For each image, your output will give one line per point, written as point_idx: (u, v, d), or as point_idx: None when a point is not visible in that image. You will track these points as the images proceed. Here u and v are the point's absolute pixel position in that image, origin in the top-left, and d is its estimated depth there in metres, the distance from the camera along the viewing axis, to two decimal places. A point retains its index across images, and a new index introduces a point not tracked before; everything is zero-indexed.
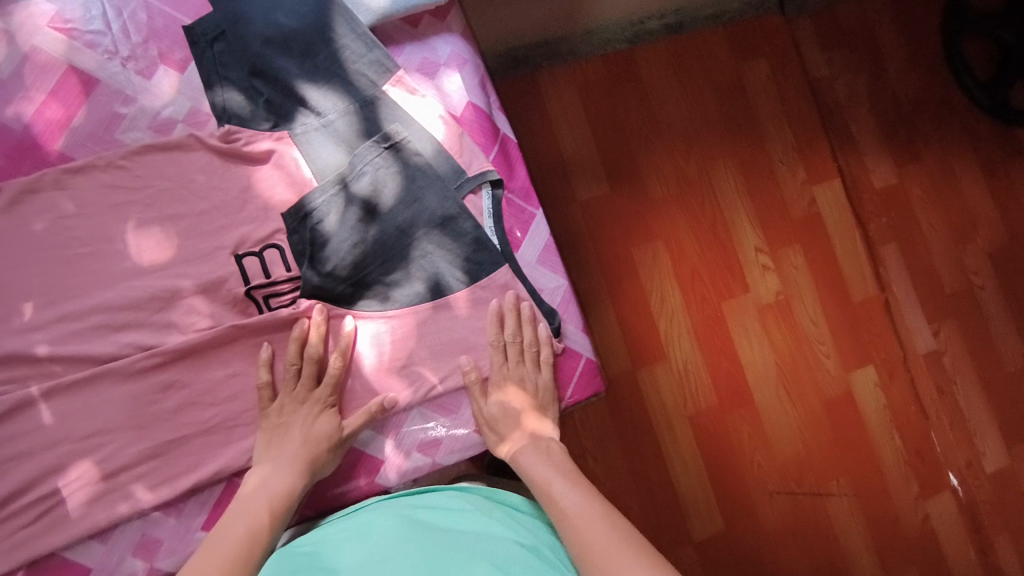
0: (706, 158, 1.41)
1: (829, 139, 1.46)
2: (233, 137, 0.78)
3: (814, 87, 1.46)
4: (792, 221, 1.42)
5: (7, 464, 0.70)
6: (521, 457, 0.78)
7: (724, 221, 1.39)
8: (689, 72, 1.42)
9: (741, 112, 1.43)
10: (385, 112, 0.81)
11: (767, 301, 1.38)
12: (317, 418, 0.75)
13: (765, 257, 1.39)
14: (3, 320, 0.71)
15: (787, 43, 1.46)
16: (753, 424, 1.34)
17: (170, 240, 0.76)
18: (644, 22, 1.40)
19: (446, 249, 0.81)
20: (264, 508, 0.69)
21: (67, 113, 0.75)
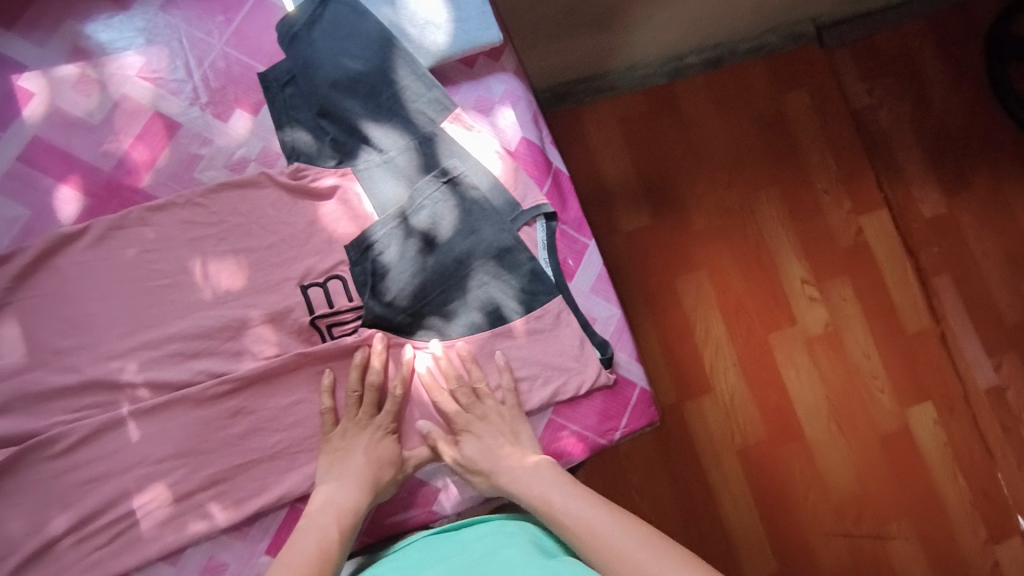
0: (749, 189, 1.41)
1: (876, 168, 1.44)
2: (301, 174, 0.82)
3: (857, 117, 1.46)
4: (839, 251, 1.40)
5: (87, 486, 0.73)
6: (515, 480, 0.76)
7: (769, 252, 1.38)
8: (730, 105, 1.43)
9: (783, 143, 1.43)
10: (443, 148, 0.85)
11: (817, 333, 1.36)
12: (379, 442, 0.77)
13: (812, 288, 1.37)
14: (89, 348, 0.76)
15: (828, 74, 1.46)
16: (806, 460, 1.30)
17: (242, 272, 0.80)
18: (684, 58, 1.43)
19: (502, 279, 0.83)
20: (333, 526, 0.69)
21: (151, 154, 0.81)
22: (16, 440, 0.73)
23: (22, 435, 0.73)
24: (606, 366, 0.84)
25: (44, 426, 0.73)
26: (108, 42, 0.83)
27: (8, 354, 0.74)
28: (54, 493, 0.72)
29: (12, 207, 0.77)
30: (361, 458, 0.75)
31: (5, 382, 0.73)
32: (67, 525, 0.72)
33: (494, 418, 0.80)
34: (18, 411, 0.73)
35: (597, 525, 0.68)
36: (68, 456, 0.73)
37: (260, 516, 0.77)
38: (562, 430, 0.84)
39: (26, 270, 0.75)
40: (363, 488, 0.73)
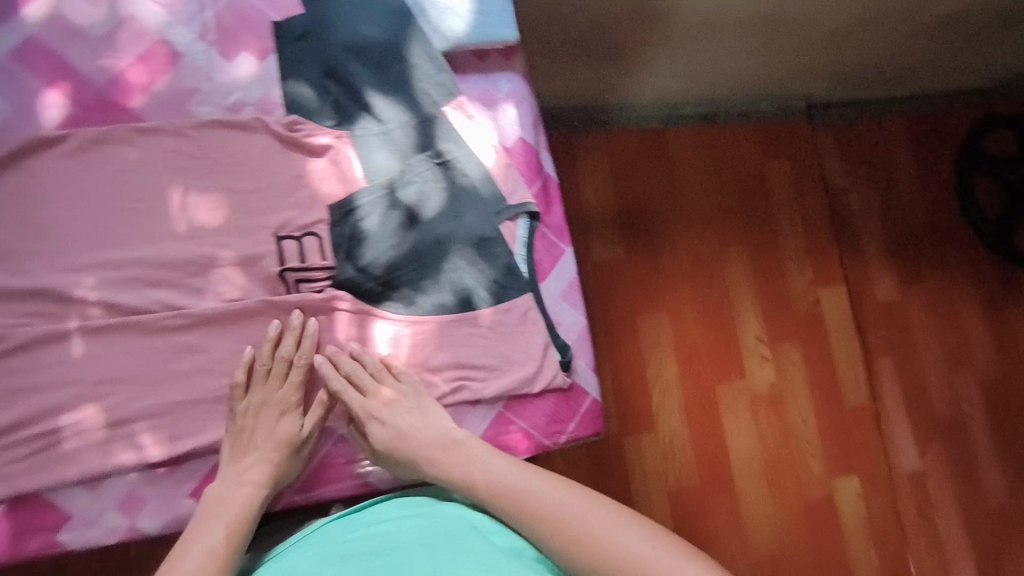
0: (720, 242, 1.46)
1: (840, 246, 1.51)
2: (297, 127, 0.82)
3: (830, 195, 1.53)
4: (795, 317, 1.45)
5: (15, 394, 0.70)
6: (444, 469, 0.75)
7: (729, 305, 1.43)
8: (715, 159, 1.50)
9: (759, 206, 1.49)
10: (442, 130, 0.86)
11: (761, 392, 1.40)
12: (279, 422, 0.75)
13: (764, 347, 1.42)
14: (45, 256, 0.73)
15: (809, 149, 1.54)
16: (732, 512, 1.33)
17: (218, 210, 0.79)
18: (680, 107, 1.49)
19: (478, 268, 0.85)
20: (227, 524, 0.68)
21: (149, 78, 0.79)
22: None
23: None
24: (564, 369, 0.86)
25: None
26: None
27: None
28: None
29: None
30: (263, 444, 0.73)
31: None
32: None
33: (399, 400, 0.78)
34: None
35: (545, 502, 0.69)
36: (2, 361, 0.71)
37: (190, 458, 0.74)
38: (509, 425, 0.84)
39: None
40: (263, 477, 0.72)
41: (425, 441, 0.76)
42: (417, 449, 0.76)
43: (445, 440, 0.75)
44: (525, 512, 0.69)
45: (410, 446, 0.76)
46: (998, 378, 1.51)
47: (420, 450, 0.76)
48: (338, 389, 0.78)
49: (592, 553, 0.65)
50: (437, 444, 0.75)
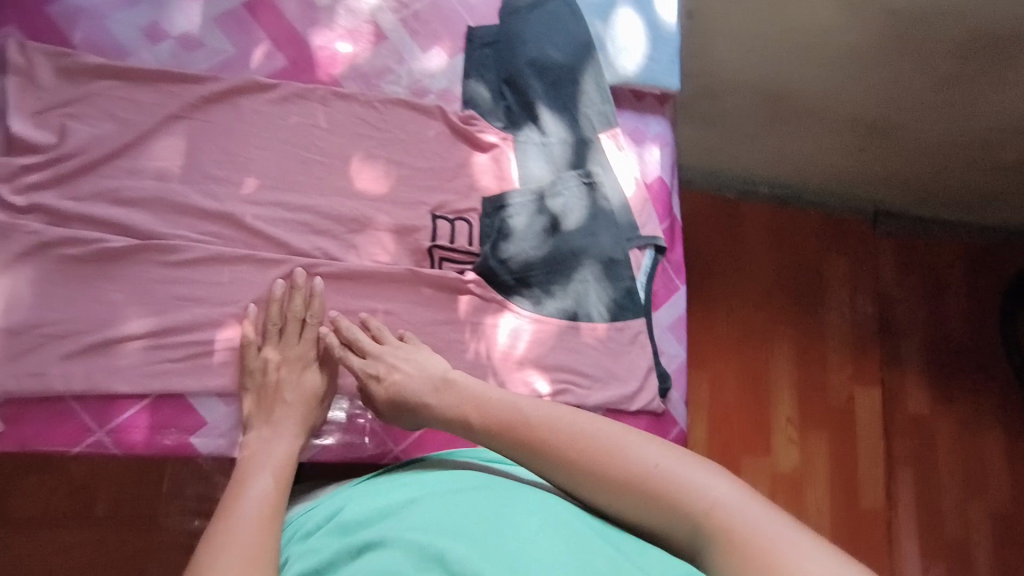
0: (770, 321, 1.51)
1: (881, 350, 1.56)
2: (471, 122, 0.89)
3: (881, 300, 1.59)
4: (827, 409, 1.50)
5: (181, 303, 0.76)
6: (440, 410, 0.70)
7: (767, 383, 1.48)
8: (782, 240, 1.56)
9: (813, 294, 1.55)
10: (594, 154, 0.93)
11: (782, 472, 1.44)
12: (302, 376, 0.75)
13: (793, 430, 1.47)
14: (231, 185, 0.79)
15: (869, 250, 1.61)
16: None
17: (387, 180, 0.85)
18: (757, 185, 1.56)
19: (603, 285, 0.91)
20: (271, 475, 0.64)
21: (354, 51, 0.87)
22: (134, 234, 0.75)
23: (142, 233, 0.75)
24: (661, 395, 0.91)
25: (166, 234, 0.76)
26: None
27: (160, 158, 0.77)
28: (143, 296, 0.74)
29: (222, 41, 0.82)
30: (290, 398, 0.73)
31: (148, 181, 0.76)
32: (141, 329, 0.73)
33: (397, 355, 0.76)
34: (146, 211, 0.76)
35: (545, 431, 0.62)
36: (174, 270, 0.76)
37: None
38: None
39: (211, 96, 0.79)
40: (297, 428, 0.72)
41: (417, 387, 0.72)
42: (418, 393, 0.72)
43: (440, 382, 0.72)
44: (524, 444, 0.63)
45: (406, 392, 0.73)
46: (1011, 514, 1.52)
47: (416, 397, 0.72)
48: (342, 354, 0.77)
49: (610, 480, 0.58)
50: (428, 388, 0.72)
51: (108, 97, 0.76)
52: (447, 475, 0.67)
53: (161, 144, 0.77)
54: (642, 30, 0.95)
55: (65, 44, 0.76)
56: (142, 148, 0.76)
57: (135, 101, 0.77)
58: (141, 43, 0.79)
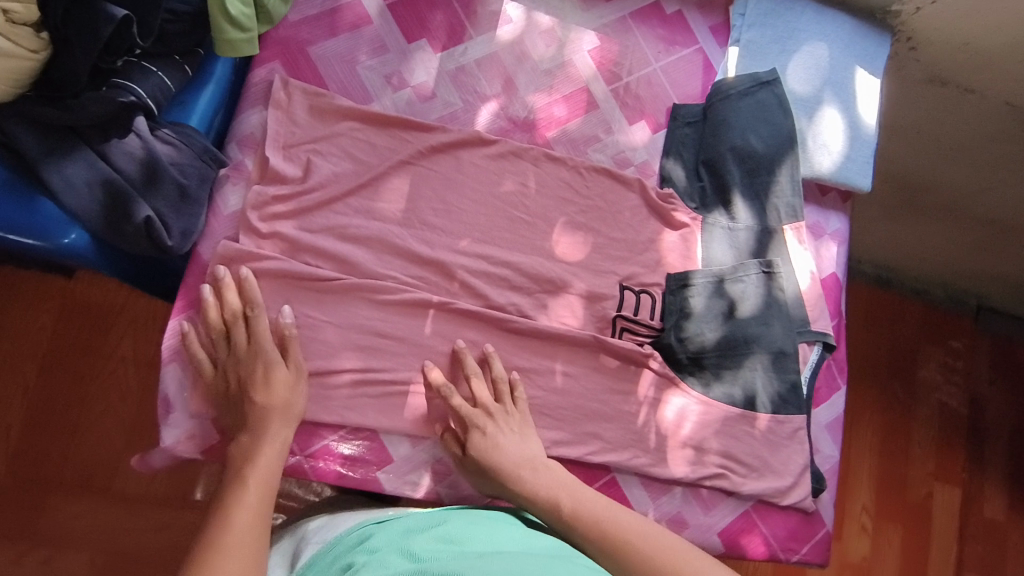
0: (859, 408, 1.48)
1: (967, 453, 1.50)
2: (668, 199, 0.92)
3: (973, 400, 1.53)
4: (904, 502, 1.46)
5: (386, 343, 0.79)
6: (521, 482, 0.73)
7: (847, 469, 1.44)
8: (876, 325, 1.52)
9: (905, 385, 1.51)
10: (776, 245, 0.94)
11: (852, 561, 1.41)
12: (265, 375, 0.70)
13: (867, 518, 1.43)
14: (443, 234, 0.83)
15: (964, 345, 1.55)
16: None
17: (584, 247, 0.87)
18: (859, 263, 1.53)
19: (770, 376, 0.91)
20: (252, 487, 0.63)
21: (568, 117, 0.91)
22: (354, 271, 0.79)
23: (363, 270, 0.79)
24: (813, 494, 0.90)
25: (382, 275, 0.79)
26: (582, 13, 0.94)
27: (385, 200, 0.81)
28: (353, 329, 0.78)
29: (453, 94, 0.86)
30: (263, 403, 0.69)
31: (372, 221, 0.80)
32: (352, 365, 0.77)
33: (501, 418, 0.77)
34: (367, 249, 0.80)
35: (617, 524, 0.65)
36: (383, 307, 0.79)
37: None
38: (753, 527, 0.88)
39: (438, 146, 0.83)
40: (276, 430, 0.68)
41: (515, 460, 0.74)
42: (512, 466, 0.74)
43: (534, 465, 0.74)
44: (588, 530, 0.66)
45: (500, 461, 0.74)
46: None
47: (509, 467, 0.74)
48: (451, 395, 0.77)
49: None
50: (525, 463, 0.74)
51: (350, 137, 0.80)
52: (512, 535, 0.64)
53: (388, 186, 0.81)
54: (844, 128, 0.96)
55: (320, 84, 0.81)
56: (372, 187, 0.80)
57: (372, 144, 0.81)
58: (384, 88, 0.83)
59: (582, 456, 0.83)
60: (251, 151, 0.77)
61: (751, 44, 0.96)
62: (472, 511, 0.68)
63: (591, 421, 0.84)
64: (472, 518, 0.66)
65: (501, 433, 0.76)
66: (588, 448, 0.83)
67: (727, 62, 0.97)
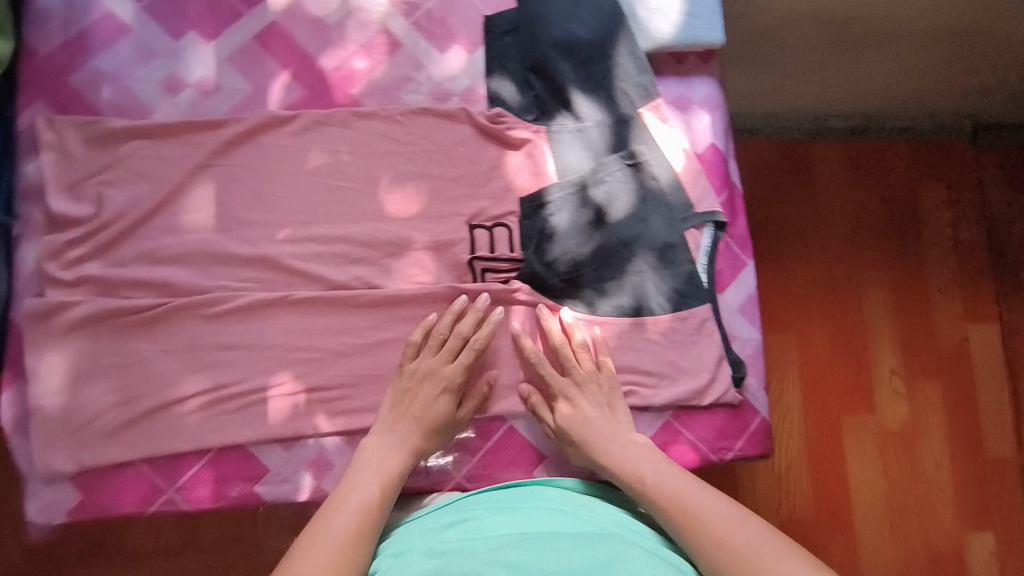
0: (861, 270, 1.35)
1: (994, 283, 1.36)
2: (499, 120, 0.84)
3: (992, 226, 1.38)
4: (937, 354, 1.32)
5: (232, 353, 0.77)
6: (610, 455, 0.75)
7: (863, 334, 1.32)
8: (862, 178, 1.38)
9: (906, 231, 1.37)
10: (636, 132, 0.86)
11: (891, 428, 1.29)
12: (438, 398, 0.76)
13: (899, 380, 1.31)
14: (266, 227, 0.79)
15: (969, 174, 1.40)
16: (848, 549, 1.23)
17: (419, 197, 0.82)
18: (828, 119, 1.38)
19: (660, 274, 0.83)
20: (372, 491, 0.70)
21: (370, 66, 0.84)
22: (181, 292, 0.76)
23: (190, 288, 0.76)
24: (735, 385, 0.84)
25: (211, 287, 0.77)
26: None
27: (193, 212, 0.77)
28: (197, 350, 0.76)
29: (238, 80, 0.80)
30: (424, 417, 0.75)
31: (185, 236, 0.77)
32: (197, 388, 0.75)
33: (596, 389, 0.79)
34: (189, 266, 0.77)
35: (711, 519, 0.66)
36: (221, 320, 0.77)
37: None
38: (677, 436, 0.83)
39: (234, 139, 0.79)
40: (413, 455, 0.74)
41: (605, 432, 0.76)
42: (604, 439, 0.76)
43: (624, 440, 0.76)
44: (680, 520, 0.68)
45: (588, 433, 0.76)
46: None
47: (596, 438, 0.76)
48: (540, 365, 0.79)
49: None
50: (613, 436, 0.76)
51: (138, 157, 0.76)
52: (528, 514, 0.67)
53: (193, 196, 0.77)
54: None
55: (91, 112, 0.77)
56: (176, 204, 0.77)
57: (163, 156, 0.77)
58: (161, 96, 0.78)
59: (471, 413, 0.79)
60: (37, 203, 0.75)
61: None
62: (545, 489, 0.74)
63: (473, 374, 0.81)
64: (507, 503, 0.70)
65: (597, 410, 0.78)
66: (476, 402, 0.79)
67: None
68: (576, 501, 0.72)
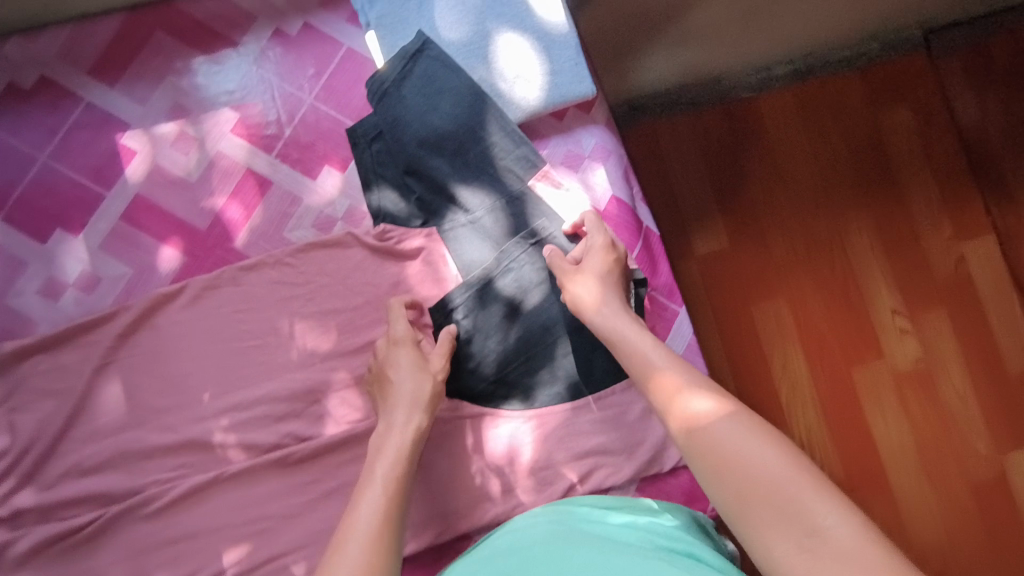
0: (838, 213, 1.16)
1: (983, 191, 1.18)
2: (387, 235, 0.81)
3: (966, 134, 1.19)
4: (936, 284, 1.16)
5: (181, 543, 0.75)
6: (699, 424, 0.59)
7: (855, 281, 1.15)
8: (819, 113, 1.18)
9: (877, 154, 1.17)
10: (532, 207, 0.82)
11: (905, 372, 1.14)
12: (402, 355, 0.74)
13: (903, 320, 1.15)
14: (184, 407, 0.77)
15: (932, 81, 1.19)
16: (890, 505, 1.10)
17: (329, 333, 0.79)
18: (770, 67, 1.16)
19: (589, 349, 0.81)
20: (381, 484, 0.64)
21: (247, 212, 0.81)
22: (115, 497, 0.75)
23: (123, 491, 0.75)
24: None
25: (142, 484, 0.75)
26: (200, 93, 0.82)
27: (108, 414, 0.76)
28: (145, 551, 0.74)
29: (117, 266, 0.79)
30: (403, 387, 0.72)
31: (106, 439, 0.76)
32: None
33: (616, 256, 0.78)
34: (117, 468, 0.76)
35: (759, 469, 0.54)
36: (160, 516, 0.75)
37: None
38: None
39: (128, 328, 0.77)
40: (412, 404, 0.71)
41: (618, 296, 0.74)
42: (615, 298, 0.74)
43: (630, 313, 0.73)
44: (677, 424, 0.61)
45: (605, 288, 0.74)
46: None
47: (612, 298, 0.73)
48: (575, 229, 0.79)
49: (787, 525, 0.52)
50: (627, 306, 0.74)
51: (40, 375, 0.75)
52: (524, 526, 0.67)
53: (105, 397, 0.76)
54: (530, 46, 0.83)
55: None
56: (90, 410, 0.76)
57: (63, 367, 0.76)
58: (46, 306, 0.77)
59: (432, 540, 0.77)
60: None
61: (384, 19, 0.83)
62: (532, 510, 0.72)
63: (427, 502, 0.78)
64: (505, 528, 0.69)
65: (611, 271, 0.76)
66: (437, 528, 0.78)
67: (372, 52, 0.83)
68: (568, 508, 0.71)
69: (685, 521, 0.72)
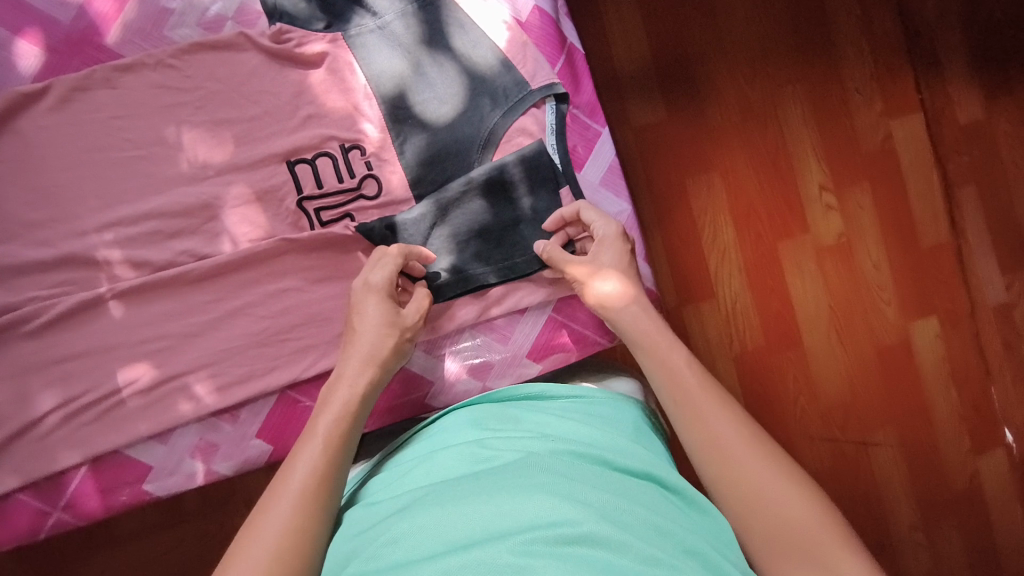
0: (773, 86, 1.07)
1: (912, 60, 1.10)
2: (285, 36, 0.74)
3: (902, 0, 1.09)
4: (863, 158, 1.09)
5: (71, 363, 0.71)
6: (719, 441, 0.57)
7: (787, 151, 1.07)
8: None
9: (811, 20, 1.08)
10: (445, 13, 0.76)
11: (828, 244, 1.08)
12: (376, 305, 0.68)
13: (829, 196, 1.08)
14: (62, 221, 0.71)
15: None
16: (802, 368, 1.08)
17: (224, 144, 0.73)
18: None
19: (507, 159, 0.76)
20: (318, 446, 0.59)
21: (117, 4, 0.71)
22: None
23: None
24: None
25: (20, 301, 0.70)
26: None
27: None
28: (31, 371, 0.70)
29: None
30: (365, 337, 0.66)
31: None
32: (51, 404, 0.70)
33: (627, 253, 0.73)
34: None
35: (759, 485, 0.54)
36: (45, 334, 0.70)
37: (251, 400, 0.74)
38: (561, 328, 0.79)
39: None
40: (367, 360, 0.66)
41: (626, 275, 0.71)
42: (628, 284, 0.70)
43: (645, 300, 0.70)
44: (692, 434, 0.59)
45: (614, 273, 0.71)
46: None
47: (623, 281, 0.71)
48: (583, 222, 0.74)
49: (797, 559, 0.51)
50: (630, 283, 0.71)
51: None
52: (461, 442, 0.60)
53: None
54: None
55: None
56: None
57: None
58: None
59: None
60: None
61: None
62: (477, 411, 0.66)
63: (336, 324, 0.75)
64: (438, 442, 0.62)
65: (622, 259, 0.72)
66: None
67: None
68: (510, 417, 0.64)
69: (637, 424, 0.66)
